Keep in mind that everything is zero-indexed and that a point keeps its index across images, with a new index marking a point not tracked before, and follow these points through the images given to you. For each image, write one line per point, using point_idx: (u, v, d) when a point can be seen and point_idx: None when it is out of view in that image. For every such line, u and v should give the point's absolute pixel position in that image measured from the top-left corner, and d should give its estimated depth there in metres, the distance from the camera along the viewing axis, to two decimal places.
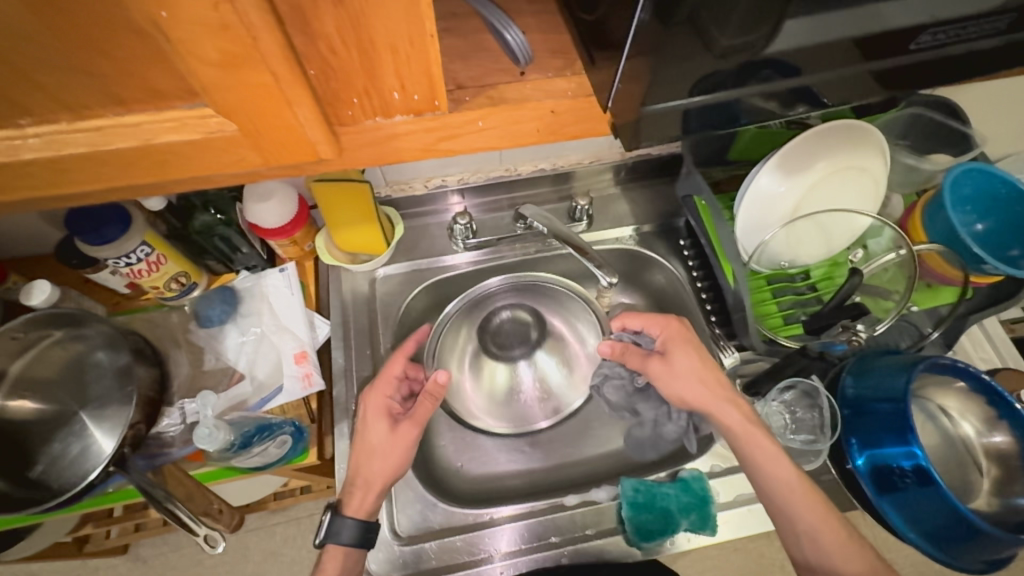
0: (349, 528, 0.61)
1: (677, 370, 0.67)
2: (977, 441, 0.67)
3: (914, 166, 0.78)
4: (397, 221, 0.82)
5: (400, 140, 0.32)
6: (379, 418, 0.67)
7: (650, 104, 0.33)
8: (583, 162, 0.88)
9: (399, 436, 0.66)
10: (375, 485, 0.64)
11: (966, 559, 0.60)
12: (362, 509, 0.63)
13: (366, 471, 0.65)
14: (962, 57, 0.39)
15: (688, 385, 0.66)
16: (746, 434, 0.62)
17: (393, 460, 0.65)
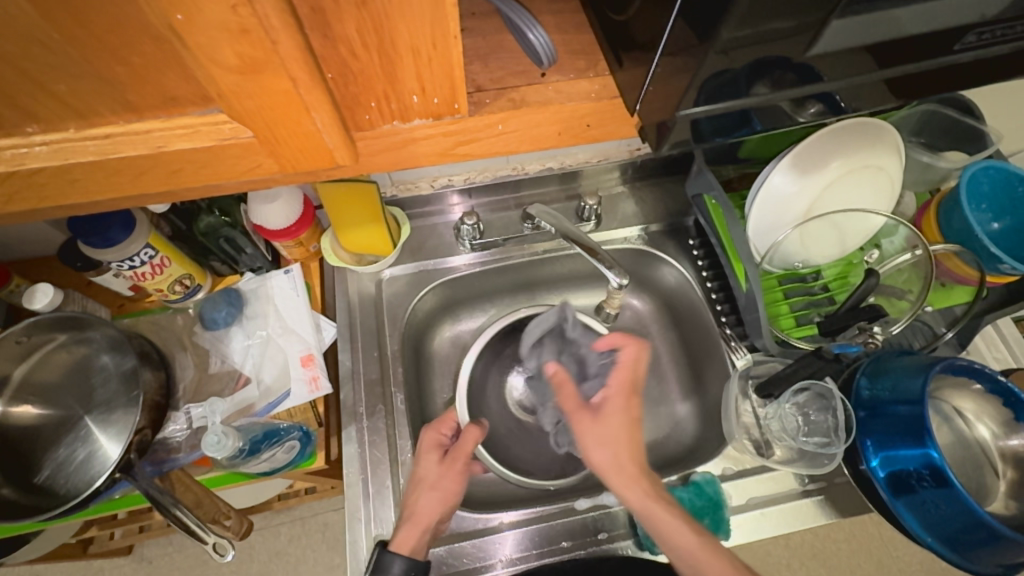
0: (399, 563, 0.58)
1: (602, 427, 0.61)
2: (994, 444, 0.66)
3: (929, 164, 0.77)
4: (403, 221, 0.81)
5: (417, 145, 0.31)
6: (430, 452, 0.68)
7: (685, 109, 0.32)
8: (591, 160, 0.87)
9: (448, 468, 0.66)
10: (425, 522, 0.62)
11: (985, 564, 0.59)
12: (410, 544, 0.60)
13: (417, 505, 0.63)
14: (999, 55, 0.38)
15: (606, 449, 0.60)
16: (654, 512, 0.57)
17: (447, 493, 0.65)
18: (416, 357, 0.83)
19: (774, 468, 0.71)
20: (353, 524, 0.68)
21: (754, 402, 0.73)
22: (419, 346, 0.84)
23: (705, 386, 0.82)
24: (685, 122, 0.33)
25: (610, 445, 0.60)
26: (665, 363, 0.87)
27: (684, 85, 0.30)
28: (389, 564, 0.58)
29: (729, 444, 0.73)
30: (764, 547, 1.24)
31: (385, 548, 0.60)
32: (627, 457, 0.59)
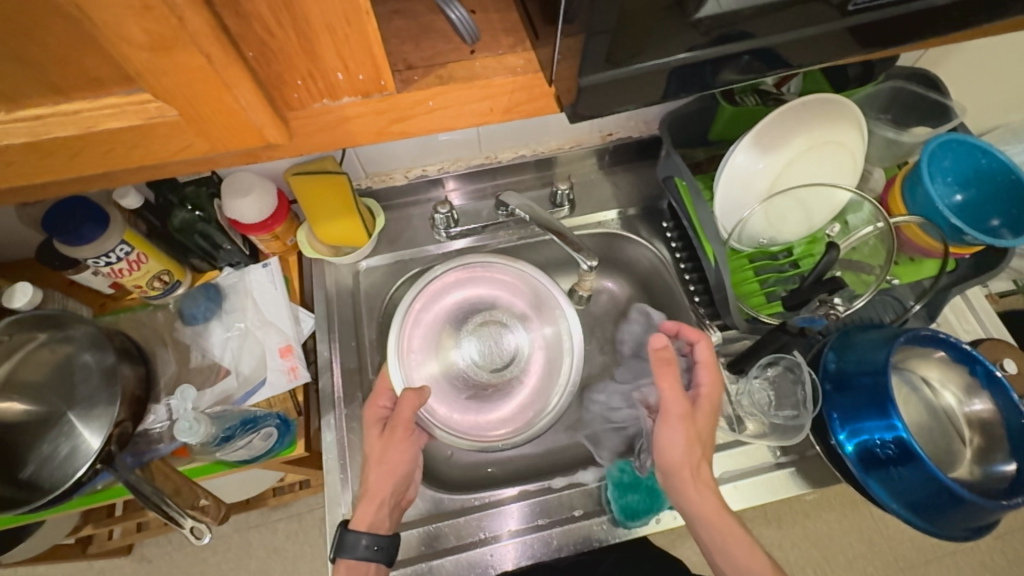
0: (363, 539, 0.61)
1: (674, 435, 0.62)
2: (959, 411, 0.68)
3: (894, 139, 0.77)
4: (378, 212, 0.82)
5: (349, 123, 0.32)
6: (372, 426, 0.67)
7: (590, 73, 0.32)
8: (564, 147, 0.88)
9: (388, 443, 0.66)
10: (379, 497, 0.63)
11: (951, 527, 0.61)
12: (367, 520, 0.63)
13: (368, 481, 0.64)
14: (943, 17, 0.37)
15: (671, 453, 0.62)
16: (713, 518, 0.60)
17: (394, 463, 0.65)
18: None
19: (746, 442, 0.72)
20: (333, 506, 0.69)
21: (725, 378, 0.74)
22: None
23: None
24: (599, 88, 0.33)
25: (693, 446, 0.62)
26: None
27: (603, 56, 0.31)
28: (352, 539, 0.61)
29: None
30: (758, 528, 1.25)
31: (346, 527, 0.63)
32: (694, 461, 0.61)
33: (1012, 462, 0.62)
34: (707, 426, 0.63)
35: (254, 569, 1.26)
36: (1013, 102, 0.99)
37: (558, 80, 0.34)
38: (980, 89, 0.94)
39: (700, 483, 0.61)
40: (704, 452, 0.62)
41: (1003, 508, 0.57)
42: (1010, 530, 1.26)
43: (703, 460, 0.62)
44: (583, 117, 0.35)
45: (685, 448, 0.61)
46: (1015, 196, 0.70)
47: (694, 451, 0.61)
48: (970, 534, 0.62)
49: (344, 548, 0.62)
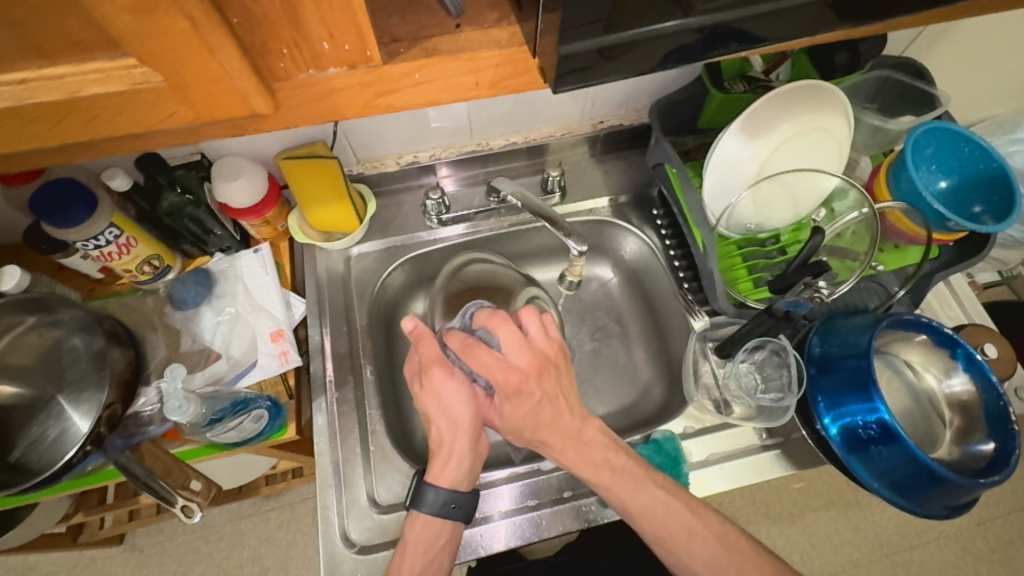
0: (437, 494, 0.61)
1: (485, 356, 0.62)
2: (940, 393, 0.69)
3: (880, 127, 0.78)
4: (369, 197, 0.82)
5: (336, 94, 0.33)
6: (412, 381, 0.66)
7: (572, 43, 0.32)
8: (555, 135, 0.88)
9: (433, 393, 0.64)
10: (454, 452, 0.64)
11: (932, 506, 0.62)
12: (449, 477, 0.63)
13: (450, 409, 0.64)
14: None
15: (501, 375, 0.62)
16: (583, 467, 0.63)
17: (451, 405, 0.64)
18: (388, 332, 0.85)
19: (734, 425, 0.73)
20: (323, 490, 0.69)
21: (712, 363, 0.77)
22: (392, 322, 0.86)
23: (670, 351, 0.85)
24: (583, 55, 0.33)
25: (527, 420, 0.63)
26: (635, 334, 0.90)
27: (583, 25, 0.31)
28: (433, 494, 0.61)
29: (691, 404, 0.75)
30: (746, 516, 1.27)
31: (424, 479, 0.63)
32: (546, 408, 0.63)
33: (990, 442, 0.63)
34: (516, 381, 0.61)
35: (247, 558, 1.26)
36: (995, 94, 1.00)
37: (543, 53, 0.34)
38: (964, 81, 0.95)
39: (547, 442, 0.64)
40: (577, 420, 0.64)
41: (981, 484, 0.58)
42: (993, 518, 1.29)
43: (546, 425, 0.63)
44: (566, 91, 0.36)
45: (507, 367, 0.62)
46: (996, 184, 0.71)
47: (529, 384, 0.62)
48: (950, 512, 0.64)
49: (422, 504, 0.62)
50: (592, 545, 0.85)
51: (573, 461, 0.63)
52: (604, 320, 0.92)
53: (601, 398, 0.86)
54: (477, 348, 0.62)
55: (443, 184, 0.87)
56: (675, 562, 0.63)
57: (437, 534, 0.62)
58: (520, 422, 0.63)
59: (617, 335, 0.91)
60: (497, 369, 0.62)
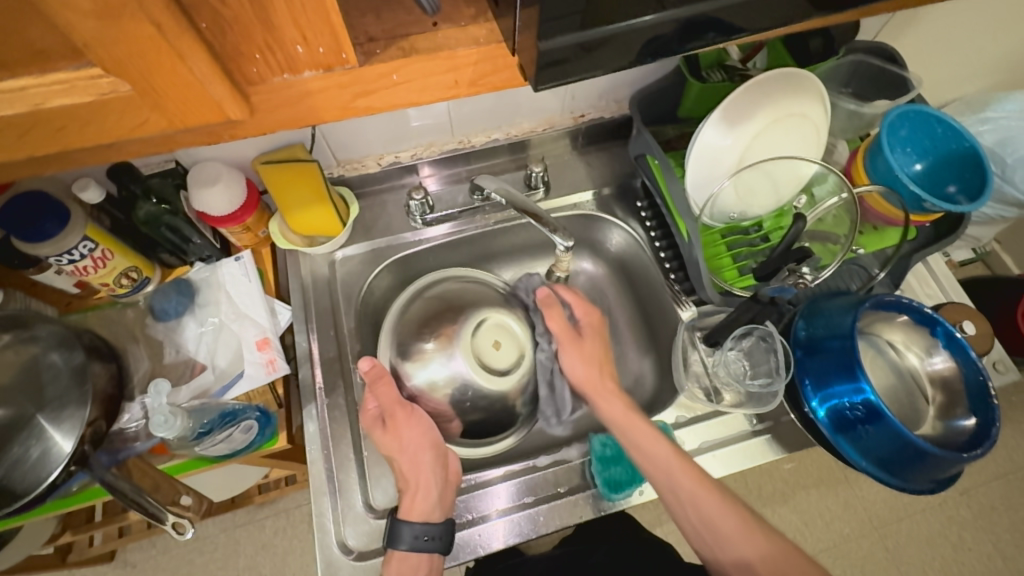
0: (410, 530, 0.62)
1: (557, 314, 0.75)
2: (923, 370, 0.71)
3: (855, 111, 0.80)
4: (352, 201, 0.81)
5: (312, 97, 0.32)
6: (373, 428, 0.68)
7: (551, 38, 0.32)
8: (536, 130, 0.88)
9: (397, 433, 0.68)
10: (421, 485, 0.64)
11: (918, 481, 0.64)
12: (420, 510, 0.63)
13: (410, 450, 0.67)
14: None
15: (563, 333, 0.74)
16: (629, 423, 0.69)
17: (411, 446, 0.67)
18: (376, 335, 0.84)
19: (724, 412, 0.74)
20: (318, 497, 0.68)
21: (701, 352, 0.77)
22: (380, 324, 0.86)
23: (659, 342, 0.85)
24: (563, 50, 0.33)
25: (592, 363, 0.73)
26: (623, 326, 0.90)
27: (562, 19, 0.31)
28: (407, 530, 0.62)
29: (681, 393, 0.76)
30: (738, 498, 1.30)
31: (397, 518, 0.64)
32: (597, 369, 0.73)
33: (972, 416, 0.65)
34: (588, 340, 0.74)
35: (244, 567, 1.25)
36: (965, 74, 1.03)
37: (522, 50, 0.34)
38: (935, 63, 0.97)
39: (606, 394, 0.71)
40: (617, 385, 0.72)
41: (964, 458, 0.60)
42: (976, 487, 1.33)
43: (603, 375, 0.73)
44: (546, 87, 0.36)
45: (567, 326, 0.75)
46: (968, 163, 0.73)
47: (592, 332, 0.75)
48: (936, 487, 0.65)
49: (398, 539, 0.63)
50: (590, 537, 0.85)
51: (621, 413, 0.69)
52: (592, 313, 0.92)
53: None
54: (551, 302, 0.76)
55: (426, 183, 0.86)
56: (702, 522, 0.63)
57: (416, 567, 0.62)
58: (579, 381, 0.73)
59: (607, 328, 0.91)
60: (559, 319, 0.75)
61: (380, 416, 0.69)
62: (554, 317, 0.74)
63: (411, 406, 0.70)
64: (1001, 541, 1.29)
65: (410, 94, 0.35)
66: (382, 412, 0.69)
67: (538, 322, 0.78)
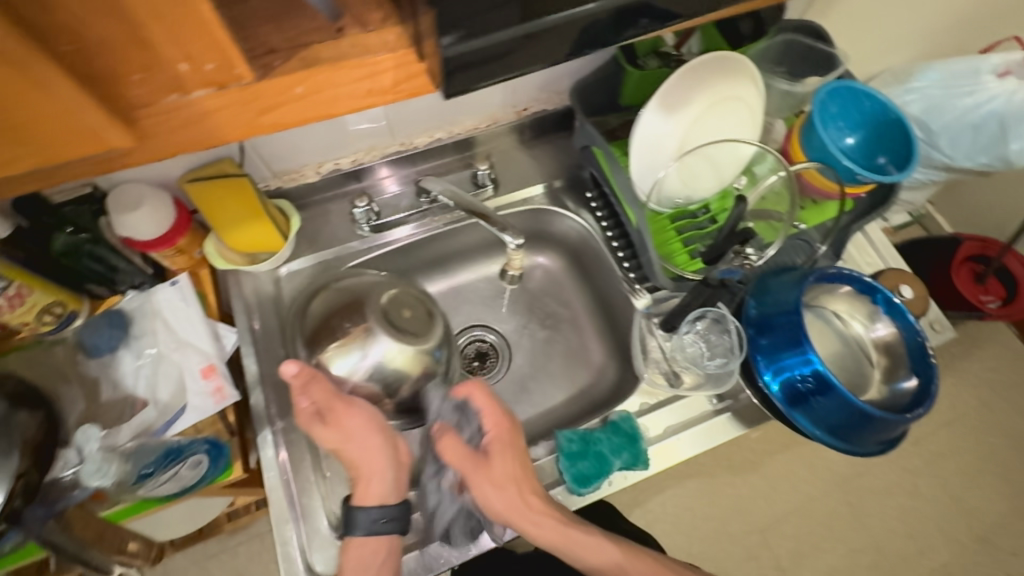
0: (365, 515, 0.62)
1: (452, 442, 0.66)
2: (867, 337, 0.73)
3: (789, 91, 0.82)
4: (291, 212, 0.78)
5: (212, 116, 0.30)
6: (311, 424, 0.64)
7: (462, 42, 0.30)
8: (480, 127, 0.87)
9: (339, 425, 0.64)
10: (375, 470, 0.64)
11: (867, 444, 0.67)
12: (376, 494, 0.64)
13: (360, 441, 0.64)
14: None
15: (462, 459, 0.66)
16: (563, 544, 0.66)
17: (361, 436, 0.65)
18: None
19: (685, 395, 0.75)
20: (281, 525, 0.66)
21: (659, 338, 0.77)
22: None
23: (618, 331, 0.87)
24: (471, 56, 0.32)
25: (509, 486, 0.65)
26: (582, 317, 0.92)
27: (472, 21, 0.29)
28: (363, 516, 0.62)
29: (643, 380, 0.76)
30: (710, 472, 1.34)
31: (350, 503, 0.64)
32: (521, 498, 0.65)
33: (913, 377, 0.68)
34: (508, 468, 0.66)
35: None
36: (889, 46, 1.07)
37: (429, 56, 0.32)
38: (861, 38, 1.00)
39: (533, 519, 0.65)
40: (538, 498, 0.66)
41: (907, 418, 0.63)
42: (926, 437, 1.41)
43: (526, 494, 0.66)
44: (461, 93, 0.35)
45: (466, 454, 0.66)
46: (895, 135, 0.76)
47: (500, 448, 0.67)
48: (884, 448, 0.68)
49: (354, 527, 0.62)
50: None
51: (553, 535, 0.65)
52: (550, 307, 0.93)
53: (557, 385, 0.88)
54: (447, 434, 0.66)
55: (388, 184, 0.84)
56: None
57: (373, 551, 0.61)
58: (495, 512, 0.65)
59: (566, 321, 0.92)
60: (453, 446, 0.65)
61: (318, 414, 0.64)
62: (450, 446, 0.65)
63: (351, 397, 0.66)
64: (951, 485, 1.38)
65: (320, 105, 0.33)
66: (320, 411, 0.64)
67: (466, 423, 0.69)
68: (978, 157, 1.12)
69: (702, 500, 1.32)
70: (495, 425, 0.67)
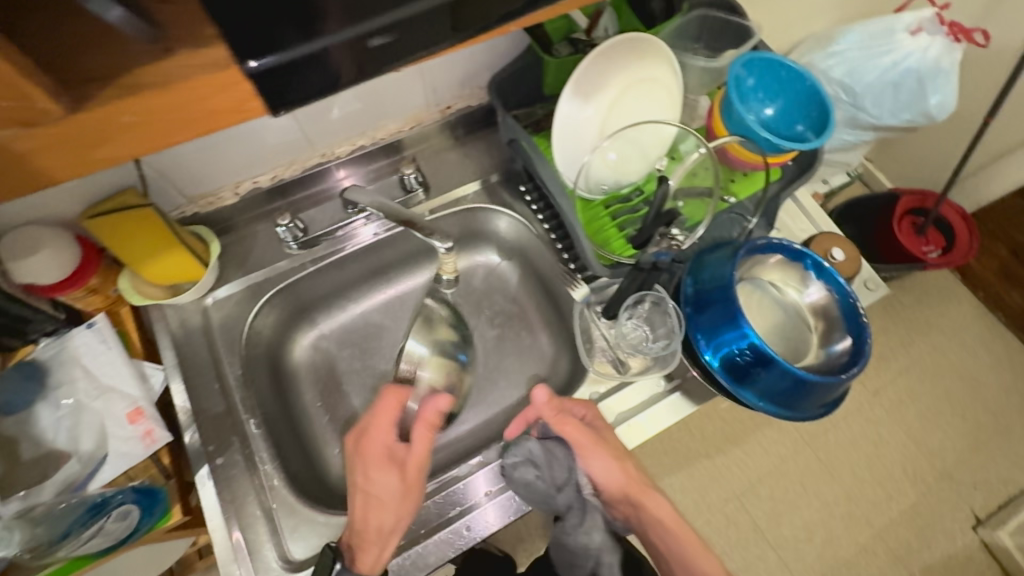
0: None
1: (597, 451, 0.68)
2: (803, 302, 0.75)
3: (707, 67, 0.81)
4: (210, 237, 0.75)
5: (32, 157, 0.30)
6: (375, 460, 0.66)
7: None
8: (404, 129, 0.84)
9: (381, 472, 0.65)
10: (386, 534, 0.62)
11: (810, 408, 0.68)
12: (371, 563, 0.61)
13: (382, 499, 0.64)
14: None
15: (608, 474, 0.68)
16: (671, 529, 0.69)
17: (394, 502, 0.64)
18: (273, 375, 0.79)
19: (633, 380, 0.75)
20: (226, 566, 0.64)
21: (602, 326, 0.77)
22: (277, 365, 0.81)
23: (567, 322, 0.86)
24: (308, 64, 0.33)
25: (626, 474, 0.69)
26: (532, 311, 0.90)
27: None
28: None
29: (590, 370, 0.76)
30: (686, 446, 1.36)
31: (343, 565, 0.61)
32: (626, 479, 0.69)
33: (847, 337, 0.70)
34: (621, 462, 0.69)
35: None
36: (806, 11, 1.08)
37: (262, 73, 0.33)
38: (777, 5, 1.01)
39: (652, 496, 0.70)
40: (640, 488, 0.70)
41: (847, 378, 0.65)
42: (884, 386, 1.47)
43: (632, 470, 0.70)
44: (297, 110, 0.36)
45: (612, 463, 0.69)
46: (813, 101, 0.77)
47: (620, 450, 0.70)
48: (827, 410, 0.70)
49: None
50: None
51: (668, 518, 0.70)
52: (498, 304, 0.91)
53: (513, 384, 0.87)
54: (571, 436, 0.68)
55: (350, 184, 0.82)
56: None
57: None
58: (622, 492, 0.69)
59: (517, 317, 0.90)
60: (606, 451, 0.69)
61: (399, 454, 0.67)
62: (595, 460, 0.68)
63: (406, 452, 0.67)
64: (913, 430, 1.43)
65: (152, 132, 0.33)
66: (393, 451, 0.67)
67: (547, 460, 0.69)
68: (902, 114, 1.16)
69: (679, 474, 1.34)
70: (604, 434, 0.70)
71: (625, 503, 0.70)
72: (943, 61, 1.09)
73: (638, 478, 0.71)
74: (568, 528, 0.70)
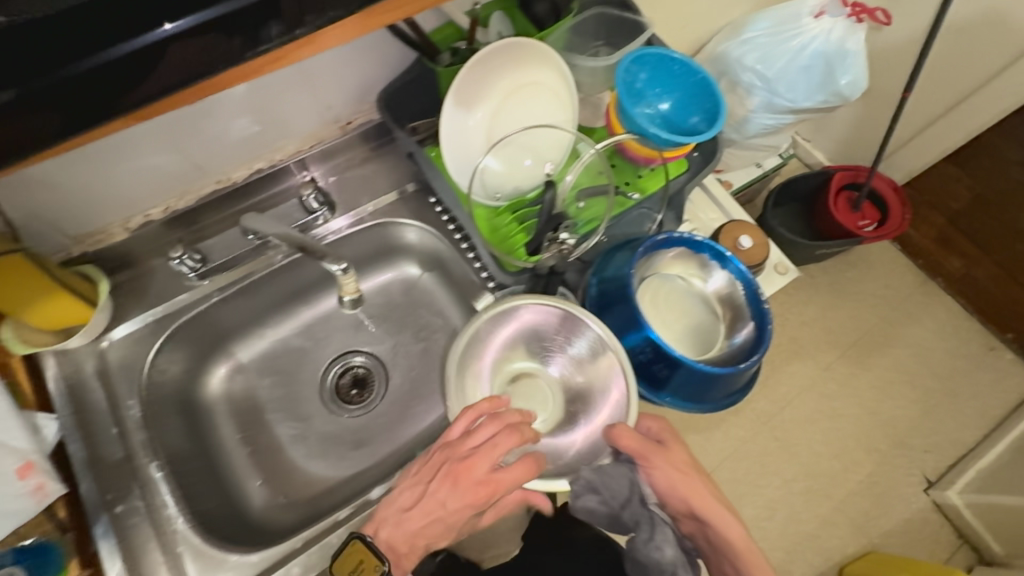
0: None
1: (666, 471, 0.74)
2: (709, 292, 0.75)
3: (596, 66, 0.79)
4: (99, 276, 0.72)
5: None
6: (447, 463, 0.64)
7: None
8: (304, 149, 0.82)
9: (463, 487, 0.63)
10: (437, 535, 0.65)
11: (718, 398, 0.70)
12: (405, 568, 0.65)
13: (442, 508, 0.65)
14: None
15: (672, 488, 0.74)
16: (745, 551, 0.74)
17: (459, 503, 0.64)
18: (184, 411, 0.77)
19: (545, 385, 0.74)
20: None
21: None
22: (189, 401, 0.79)
23: None
24: None
25: (687, 476, 0.75)
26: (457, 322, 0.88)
27: None
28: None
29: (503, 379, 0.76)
30: None
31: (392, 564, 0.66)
32: (681, 486, 0.75)
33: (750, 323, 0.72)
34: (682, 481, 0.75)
35: None
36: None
37: None
38: None
39: (721, 512, 0.75)
40: (704, 491, 0.75)
41: (749, 366, 0.66)
42: (835, 360, 1.50)
43: (692, 480, 0.75)
44: None
45: (677, 479, 0.75)
46: (707, 93, 0.77)
47: (693, 477, 0.75)
48: (737, 398, 0.72)
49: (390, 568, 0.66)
50: None
51: (735, 533, 0.74)
52: (422, 317, 0.90)
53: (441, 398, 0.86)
54: (629, 439, 0.69)
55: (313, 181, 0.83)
56: None
57: None
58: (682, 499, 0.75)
59: (441, 329, 0.89)
60: (677, 478, 0.74)
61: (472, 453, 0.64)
62: (658, 473, 0.73)
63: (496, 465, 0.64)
64: (864, 400, 1.47)
65: None
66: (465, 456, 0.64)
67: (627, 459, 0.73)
68: (817, 96, 1.17)
69: None
70: (686, 463, 0.76)
71: (688, 517, 0.76)
72: (848, 42, 1.12)
73: (700, 487, 0.76)
74: (639, 543, 0.78)
